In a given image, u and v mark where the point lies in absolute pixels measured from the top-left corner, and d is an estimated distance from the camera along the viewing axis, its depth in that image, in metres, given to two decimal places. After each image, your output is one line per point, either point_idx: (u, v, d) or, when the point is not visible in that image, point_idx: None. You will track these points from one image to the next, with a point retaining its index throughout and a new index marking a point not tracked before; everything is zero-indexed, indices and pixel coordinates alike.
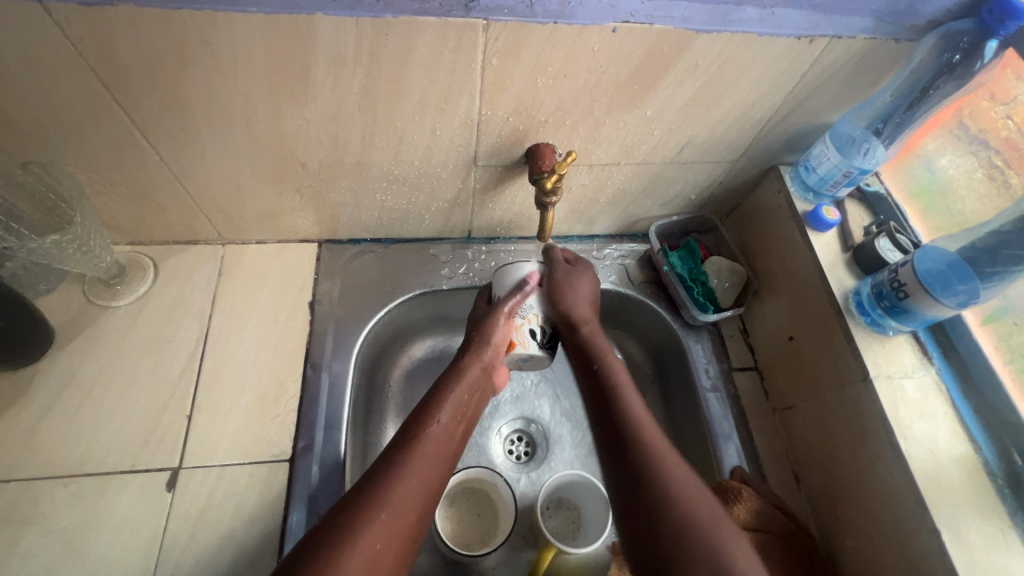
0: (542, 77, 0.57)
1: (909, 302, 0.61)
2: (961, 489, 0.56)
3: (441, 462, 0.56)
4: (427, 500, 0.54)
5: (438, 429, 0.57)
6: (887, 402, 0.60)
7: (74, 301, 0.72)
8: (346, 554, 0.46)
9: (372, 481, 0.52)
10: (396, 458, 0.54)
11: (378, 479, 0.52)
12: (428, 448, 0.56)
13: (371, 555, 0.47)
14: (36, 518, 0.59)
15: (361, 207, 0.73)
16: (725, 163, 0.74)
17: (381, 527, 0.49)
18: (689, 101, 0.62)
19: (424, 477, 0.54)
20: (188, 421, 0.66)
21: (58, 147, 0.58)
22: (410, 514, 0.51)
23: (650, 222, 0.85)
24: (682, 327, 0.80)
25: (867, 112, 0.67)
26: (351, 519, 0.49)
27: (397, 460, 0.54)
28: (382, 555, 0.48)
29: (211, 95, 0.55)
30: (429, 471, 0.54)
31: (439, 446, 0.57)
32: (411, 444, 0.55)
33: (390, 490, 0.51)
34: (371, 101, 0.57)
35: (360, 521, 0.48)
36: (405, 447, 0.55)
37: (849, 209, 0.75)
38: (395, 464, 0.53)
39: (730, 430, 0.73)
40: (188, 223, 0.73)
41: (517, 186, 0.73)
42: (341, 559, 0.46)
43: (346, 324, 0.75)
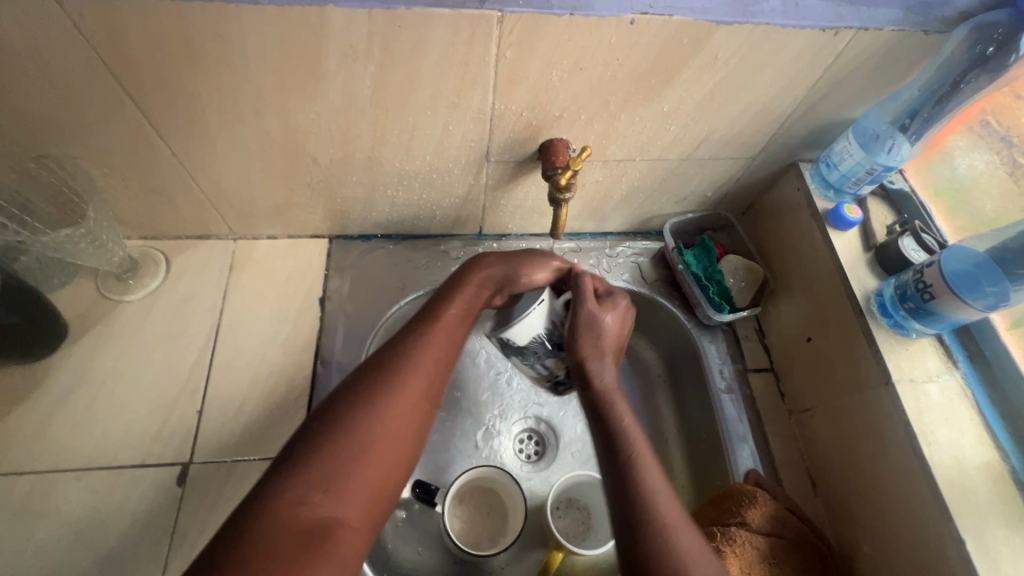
0: (557, 71, 0.56)
1: (935, 304, 0.59)
2: (988, 498, 0.54)
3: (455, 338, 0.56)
4: (444, 369, 0.54)
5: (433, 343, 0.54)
6: (910, 406, 0.58)
7: (88, 295, 0.72)
8: (369, 419, 0.48)
9: (386, 356, 0.52)
10: (382, 375, 0.51)
11: (394, 356, 0.52)
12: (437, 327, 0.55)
13: (391, 420, 0.49)
14: (50, 510, 0.60)
15: (372, 202, 0.73)
16: (743, 160, 0.72)
17: (405, 393, 0.50)
18: (707, 95, 0.60)
19: (439, 354, 0.54)
20: (198, 416, 0.66)
21: (71, 141, 0.58)
22: (430, 383, 0.52)
23: (664, 219, 0.84)
24: (696, 327, 0.79)
25: (893, 106, 0.65)
26: (369, 388, 0.50)
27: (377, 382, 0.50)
28: (402, 418, 0.49)
29: (222, 88, 0.54)
30: (444, 347, 0.55)
31: (452, 327, 0.56)
32: (425, 322, 0.55)
33: (406, 365, 0.52)
34: (383, 95, 0.56)
35: (379, 390, 0.49)
36: (419, 324, 0.55)
37: (871, 207, 0.72)
38: (376, 383, 0.50)
39: (745, 433, 0.72)
40: (199, 218, 0.73)
41: (529, 182, 0.72)
42: (366, 425, 0.47)
43: (356, 321, 0.75)
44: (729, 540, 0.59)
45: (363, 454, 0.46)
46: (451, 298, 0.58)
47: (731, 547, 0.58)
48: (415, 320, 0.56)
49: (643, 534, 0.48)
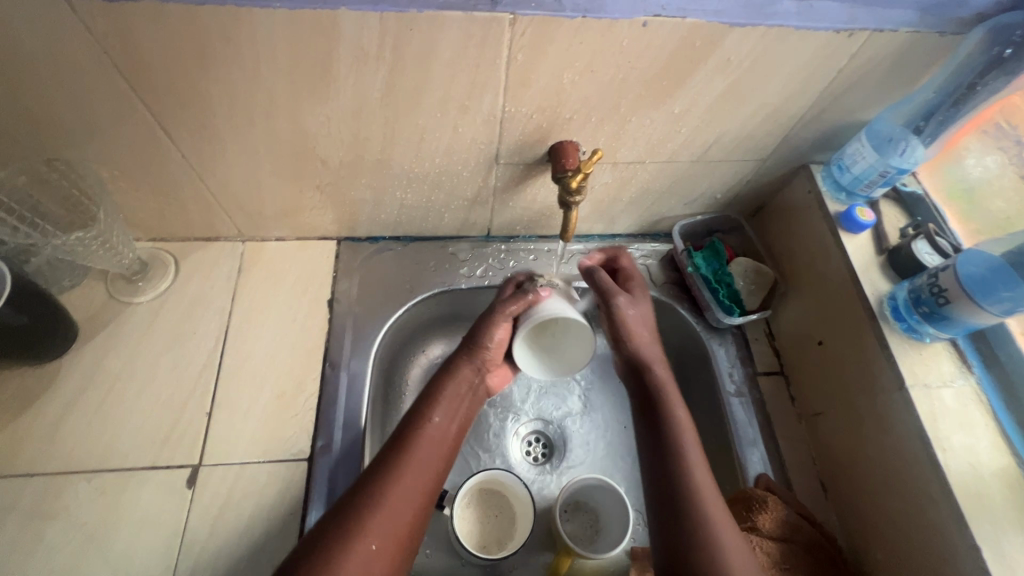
0: (568, 73, 0.55)
1: (950, 309, 0.58)
2: (1004, 504, 0.53)
3: (436, 465, 0.57)
4: (425, 498, 0.55)
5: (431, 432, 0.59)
6: (923, 411, 0.58)
7: (97, 296, 0.72)
8: (345, 550, 0.48)
9: (365, 485, 0.53)
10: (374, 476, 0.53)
11: (371, 486, 0.53)
12: (421, 453, 0.56)
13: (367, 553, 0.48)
14: (60, 512, 0.60)
15: (381, 205, 0.73)
16: (754, 162, 0.72)
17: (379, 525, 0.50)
18: (719, 97, 0.60)
19: (415, 486, 0.54)
20: (208, 418, 0.66)
21: (83, 144, 0.58)
22: (407, 517, 0.52)
23: (673, 221, 0.83)
24: (706, 330, 0.78)
25: (907, 109, 0.64)
26: (348, 513, 0.50)
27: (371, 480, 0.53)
28: (379, 552, 0.49)
29: (234, 91, 0.54)
30: (424, 474, 0.55)
31: (433, 447, 0.58)
32: (404, 445, 0.56)
33: (384, 496, 0.52)
34: (393, 98, 0.56)
35: (358, 514, 0.50)
36: (397, 451, 0.56)
37: (883, 210, 0.72)
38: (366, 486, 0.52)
39: (755, 437, 0.71)
40: (208, 220, 0.73)
41: (538, 184, 0.72)
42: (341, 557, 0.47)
43: (364, 323, 0.75)
44: None
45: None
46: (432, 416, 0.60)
47: None
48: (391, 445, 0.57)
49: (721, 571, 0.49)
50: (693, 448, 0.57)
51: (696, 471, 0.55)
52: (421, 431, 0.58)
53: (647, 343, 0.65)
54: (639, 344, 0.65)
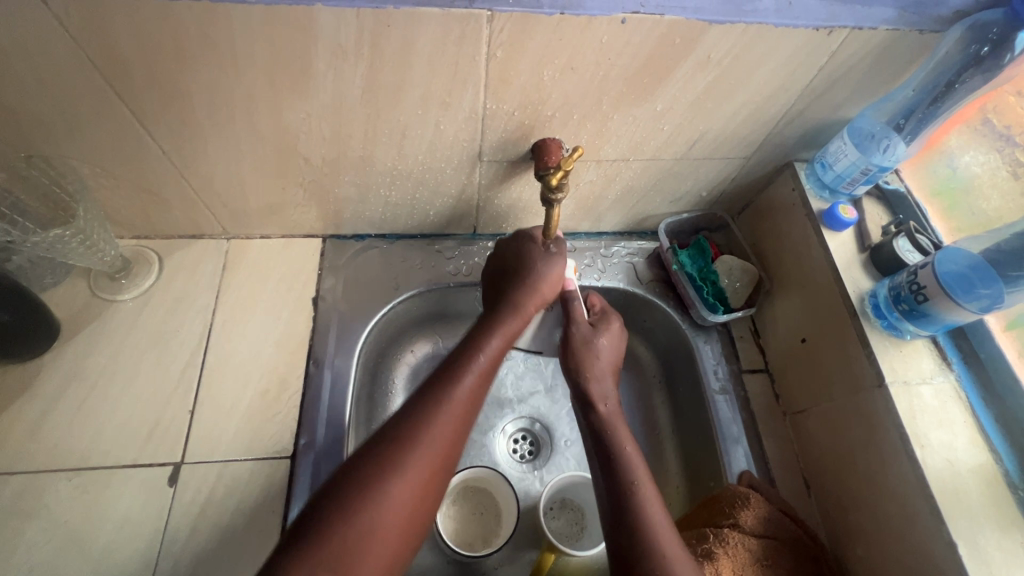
0: (549, 70, 0.55)
1: (928, 306, 0.59)
2: (980, 500, 0.54)
3: (477, 398, 0.55)
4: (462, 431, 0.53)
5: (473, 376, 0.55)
6: (903, 408, 0.58)
7: (80, 294, 0.72)
8: (382, 497, 0.46)
9: (408, 419, 0.51)
10: (419, 418, 0.51)
11: (416, 418, 0.51)
12: (466, 390, 0.54)
13: (404, 498, 0.47)
14: (40, 511, 0.60)
15: (365, 202, 0.72)
16: (738, 159, 0.72)
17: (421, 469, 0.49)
18: (701, 95, 0.60)
19: (459, 417, 0.53)
20: (190, 416, 0.66)
21: (61, 141, 0.58)
22: (445, 459, 0.51)
23: (659, 219, 0.83)
24: (691, 328, 0.78)
25: (889, 106, 0.65)
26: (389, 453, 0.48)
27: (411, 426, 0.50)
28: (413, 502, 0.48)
29: (212, 88, 0.54)
30: (465, 410, 0.53)
31: (473, 394, 0.55)
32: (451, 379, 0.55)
33: (427, 428, 0.50)
34: (374, 94, 0.56)
35: (399, 455, 0.48)
36: (447, 383, 0.54)
37: (866, 207, 0.72)
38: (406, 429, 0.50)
39: (738, 434, 0.71)
40: (192, 217, 0.73)
41: (523, 181, 0.72)
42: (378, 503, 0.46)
43: (349, 321, 0.74)
44: (721, 542, 0.59)
45: (375, 532, 0.45)
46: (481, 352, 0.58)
47: (724, 550, 0.58)
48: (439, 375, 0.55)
49: None
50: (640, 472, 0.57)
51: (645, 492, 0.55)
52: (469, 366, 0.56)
53: (598, 380, 0.67)
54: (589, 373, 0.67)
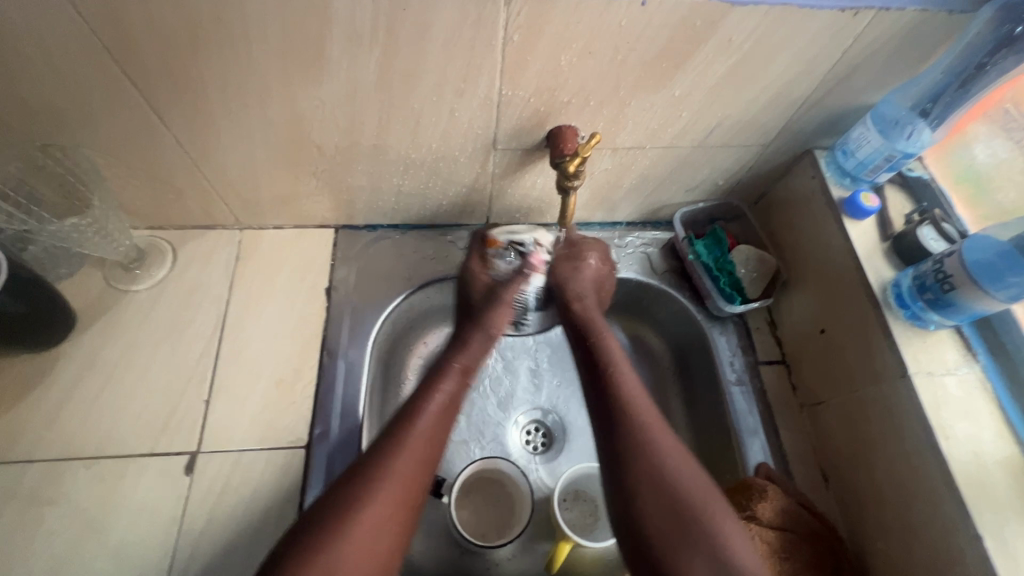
0: (566, 56, 0.54)
1: (954, 295, 0.57)
2: (1007, 493, 0.52)
3: (435, 440, 0.56)
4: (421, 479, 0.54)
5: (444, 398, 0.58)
6: (926, 399, 0.57)
7: (95, 284, 0.72)
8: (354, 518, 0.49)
9: (363, 467, 0.52)
10: (392, 439, 0.54)
11: (370, 467, 0.52)
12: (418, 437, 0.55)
13: (359, 546, 0.48)
14: (59, 498, 0.60)
15: (378, 191, 0.72)
16: (756, 147, 0.71)
17: (373, 518, 0.49)
18: (720, 80, 0.59)
19: (416, 464, 0.53)
20: (206, 406, 0.66)
21: (75, 130, 0.58)
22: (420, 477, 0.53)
23: (674, 209, 0.82)
24: (706, 319, 0.77)
25: (915, 91, 0.63)
26: (343, 502, 0.50)
27: (391, 446, 0.53)
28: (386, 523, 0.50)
29: (225, 75, 0.53)
30: (423, 454, 0.54)
31: (443, 414, 0.58)
32: (405, 423, 0.55)
33: (382, 474, 0.51)
34: (388, 81, 0.55)
35: (353, 503, 0.49)
36: (405, 420, 0.56)
37: (889, 196, 0.70)
38: (384, 452, 0.53)
39: (755, 426, 0.71)
40: (205, 207, 0.72)
41: (537, 170, 0.71)
42: (331, 553, 0.47)
43: (363, 311, 0.74)
44: None
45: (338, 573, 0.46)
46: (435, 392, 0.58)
47: None
48: (395, 419, 0.56)
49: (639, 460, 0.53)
50: (648, 415, 0.56)
51: (657, 437, 0.54)
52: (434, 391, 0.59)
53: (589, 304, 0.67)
54: (600, 338, 0.63)
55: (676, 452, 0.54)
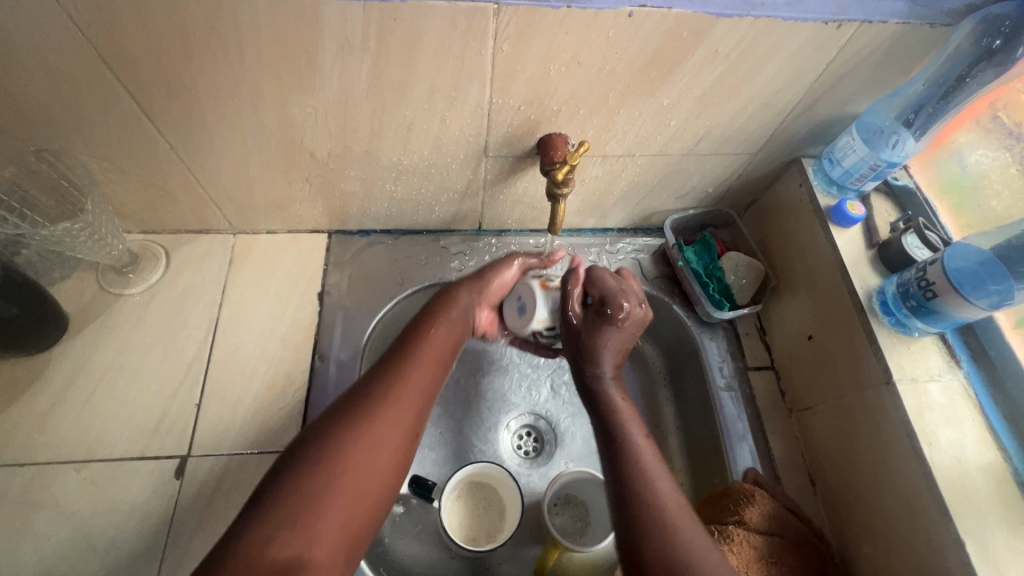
0: (555, 65, 0.55)
1: (938, 303, 0.58)
2: (989, 499, 0.53)
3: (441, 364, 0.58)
4: (425, 403, 0.55)
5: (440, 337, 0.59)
6: (910, 405, 0.58)
7: (88, 288, 0.72)
8: (347, 444, 0.48)
9: (374, 380, 0.54)
10: (394, 366, 0.55)
11: (380, 380, 0.54)
12: (426, 356, 0.57)
13: (370, 451, 0.49)
14: (48, 501, 0.60)
15: (371, 197, 0.73)
16: (745, 155, 0.72)
17: (382, 428, 0.50)
18: (707, 89, 0.60)
19: (412, 393, 0.54)
20: (197, 409, 0.67)
21: (69, 135, 0.58)
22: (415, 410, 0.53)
23: (665, 216, 0.83)
24: (696, 324, 0.78)
25: (898, 102, 0.64)
26: (356, 408, 0.51)
27: (393, 373, 0.54)
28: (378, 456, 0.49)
29: (219, 82, 0.54)
30: (430, 372, 0.56)
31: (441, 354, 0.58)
32: (410, 345, 0.58)
33: (378, 398, 0.52)
34: (380, 88, 0.56)
35: (366, 411, 0.51)
36: (407, 350, 0.57)
37: (875, 204, 0.71)
38: (383, 379, 0.54)
39: (744, 431, 0.71)
40: (199, 212, 0.73)
41: (528, 177, 0.72)
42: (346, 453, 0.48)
43: (355, 316, 0.75)
44: (726, 538, 0.59)
45: (329, 501, 0.45)
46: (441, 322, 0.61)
47: (729, 546, 0.58)
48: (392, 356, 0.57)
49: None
50: (667, 496, 0.50)
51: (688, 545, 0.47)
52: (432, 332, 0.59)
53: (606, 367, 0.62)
54: (621, 420, 0.57)
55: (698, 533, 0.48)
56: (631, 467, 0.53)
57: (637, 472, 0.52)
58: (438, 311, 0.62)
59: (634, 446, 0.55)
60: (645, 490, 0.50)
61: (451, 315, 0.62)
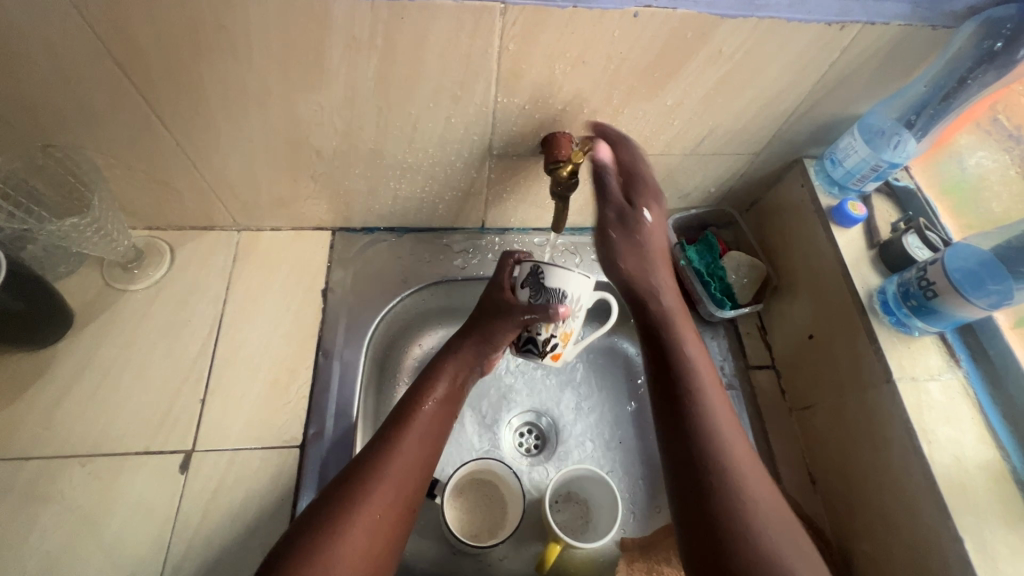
0: (560, 65, 0.56)
1: (938, 302, 0.58)
2: (987, 496, 0.54)
3: (433, 438, 0.59)
4: (418, 478, 0.56)
5: (431, 408, 0.61)
6: (910, 403, 0.58)
7: (93, 284, 0.73)
8: (343, 525, 0.50)
9: (368, 457, 0.55)
10: (385, 442, 0.56)
11: (375, 457, 0.55)
12: (417, 430, 0.58)
13: (368, 527, 0.51)
14: (54, 496, 0.61)
15: (375, 195, 0.73)
16: (747, 155, 0.72)
17: (375, 510, 0.52)
18: (711, 90, 0.60)
19: (406, 470, 0.55)
20: (201, 405, 0.67)
21: (76, 131, 0.59)
22: (405, 490, 0.54)
23: (667, 215, 0.83)
24: (698, 323, 0.78)
25: (900, 103, 0.64)
26: (350, 488, 0.53)
27: (384, 450, 0.56)
28: (372, 535, 0.51)
29: (226, 79, 0.54)
30: (421, 450, 0.57)
31: (432, 427, 0.60)
32: (403, 422, 0.59)
33: (373, 480, 0.53)
34: (386, 87, 0.56)
35: (360, 491, 0.52)
36: (398, 427, 0.58)
37: (875, 204, 0.72)
38: (376, 458, 0.55)
39: (744, 429, 0.72)
40: (204, 208, 0.73)
41: (532, 176, 0.72)
42: (341, 533, 0.49)
43: (358, 313, 0.75)
44: None
45: None
46: (437, 389, 0.62)
47: None
48: (385, 430, 0.59)
49: (712, 471, 0.51)
50: (738, 455, 0.52)
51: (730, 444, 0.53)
52: (423, 401, 0.61)
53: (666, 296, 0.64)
54: (675, 333, 0.61)
55: (767, 497, 0.50)
56: (702, 425, 0.54)
57: (708, 430, 0.54)
58: (433, 377, 0.64)
59: (705, 402, 0.55)
60: (715, 450, 0.52)
61: (442, 374, 0.64)
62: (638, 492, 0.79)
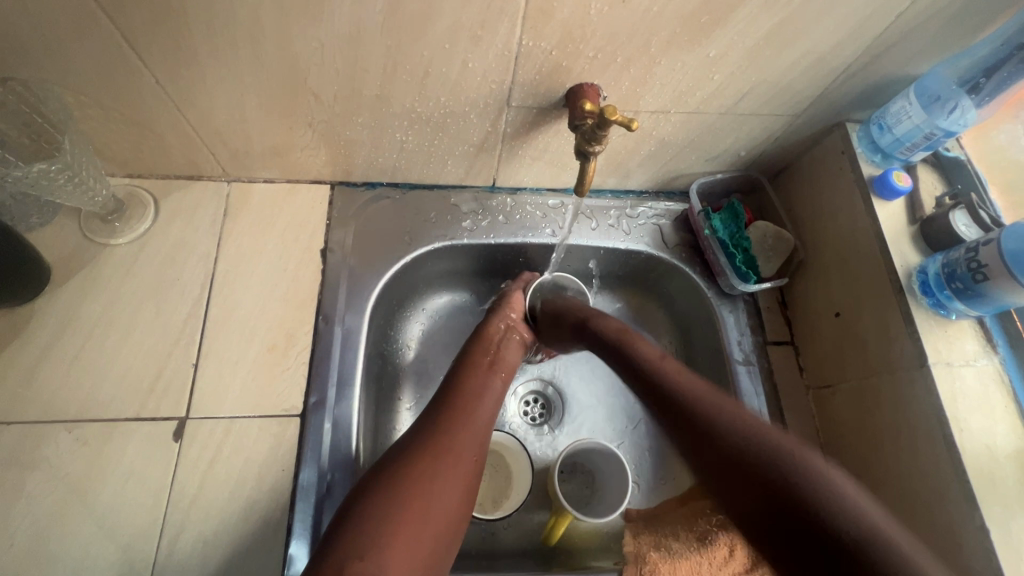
0: (596, 4, 0.49)
1: (986, 286, 0.55)
2: (1015, 487, 0.52)
3: (498, 394, 0.60)
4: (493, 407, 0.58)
5: (502, 355, 0.65)
6: (944, 390, 0.56)
7: (70, 236, 0.67)
8: (434, 434, 0.52)
9: (430, 431, 0.53)
10: (466, 374, 0.60)
11: (448, 395, 0.57)
12: (490, 369, 0.62)
13: (455, 436, 0.53)
14: (38, 463, 0.57)
15: (379, 147, 0.67)
16: (787, 117, 0.66)
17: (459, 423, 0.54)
18: (761, 40, 0.54)
19: (483, 395, 0.58)
20: (194, 370, 0.63)
21: (41, 65, 0.51)
22: (485, 414, 0.57)
23: (692, 179, 0.78)
24: (717, 296, 0.75)
25: (964, 63, 0.59)
26: (438, 408, 0.56)
27: (467, 380, 0.59)
28: (457, 443, 0.52)
29: (213, 7, 0.47)
30: (489, 393, 0.59)
31: (501, 368, 0.63)
32: (461, 412, 0.55)
33: (458, 401, 0.56)
34: (397, 23, 0.49)
35: (446, 410, 0.55)
36: (478, 363, 0.62)
37: (920, 175, 0.67)
38: (459, 385, 0.59)
39: (760, 407, 0.69)
40: (189, 156, 0.67)
41: (552, 131, 0.66)
42: (416, 454, 0.50)
43: (360, 275, 0.70)
44: None
45: (420, 482, 0.48)
46: (495, 346, 0.65)
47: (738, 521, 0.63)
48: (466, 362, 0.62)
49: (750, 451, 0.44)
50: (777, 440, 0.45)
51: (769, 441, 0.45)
52: (492, 347, 0.65)
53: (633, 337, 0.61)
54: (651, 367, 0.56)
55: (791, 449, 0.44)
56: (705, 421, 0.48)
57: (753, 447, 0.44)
58: (486, 335, 0.66)
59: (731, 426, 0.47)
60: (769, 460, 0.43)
61: (491, 347, 0.65)
62: (644, 463, 0.77)
